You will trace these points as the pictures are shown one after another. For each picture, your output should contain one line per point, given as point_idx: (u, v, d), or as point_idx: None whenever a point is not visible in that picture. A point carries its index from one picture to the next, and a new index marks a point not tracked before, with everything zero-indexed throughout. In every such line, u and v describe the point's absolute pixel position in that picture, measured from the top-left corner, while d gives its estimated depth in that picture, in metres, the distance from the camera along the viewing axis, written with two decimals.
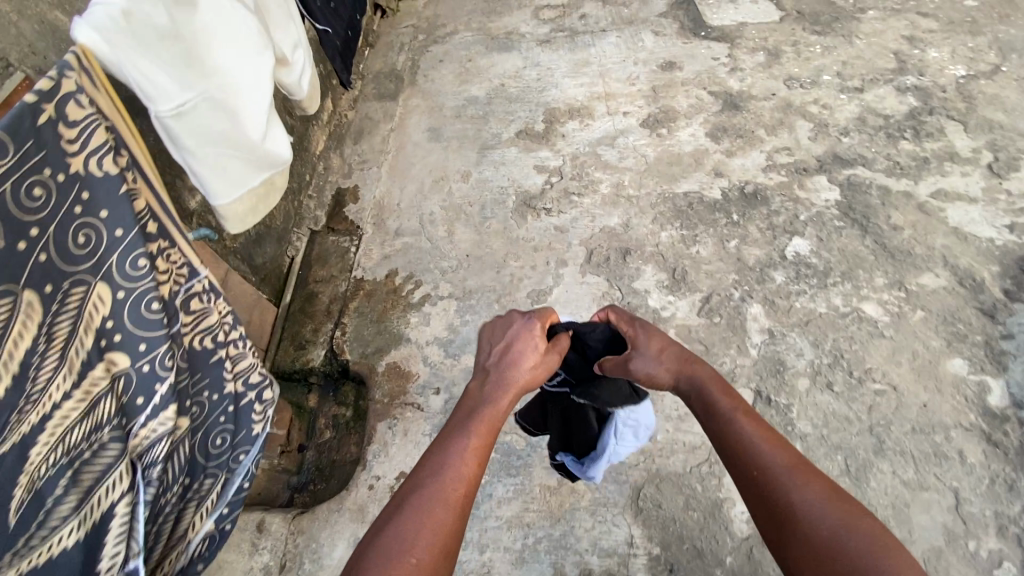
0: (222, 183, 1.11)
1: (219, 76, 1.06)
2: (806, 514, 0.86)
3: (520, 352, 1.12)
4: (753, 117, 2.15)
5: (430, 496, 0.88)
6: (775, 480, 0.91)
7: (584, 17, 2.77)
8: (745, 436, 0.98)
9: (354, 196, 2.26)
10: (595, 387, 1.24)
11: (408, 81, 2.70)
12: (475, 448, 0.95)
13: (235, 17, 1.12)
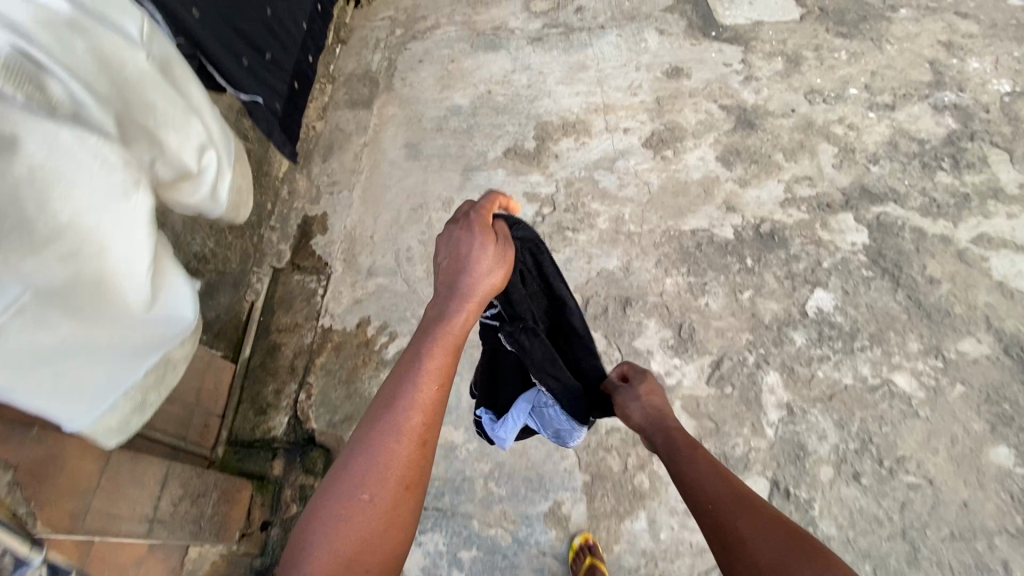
0: (72, 406, 0.81)
1: (51, 264, 0.68)
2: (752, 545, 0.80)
3: (467, 258, 0.91)
4: (770, 139, 1.91)
5: (383, 430, 0.82)
6: (722, 515, 0.85)
7: (579, 10, 2.47)
8: (701, 477, 0.93)
9: (323, 225, 2.01)
10: (527, 339, 1.02)
11: (383, 85, 2.41)
12: (432, 376, 0.86)
13: (75, 152, 0.70)
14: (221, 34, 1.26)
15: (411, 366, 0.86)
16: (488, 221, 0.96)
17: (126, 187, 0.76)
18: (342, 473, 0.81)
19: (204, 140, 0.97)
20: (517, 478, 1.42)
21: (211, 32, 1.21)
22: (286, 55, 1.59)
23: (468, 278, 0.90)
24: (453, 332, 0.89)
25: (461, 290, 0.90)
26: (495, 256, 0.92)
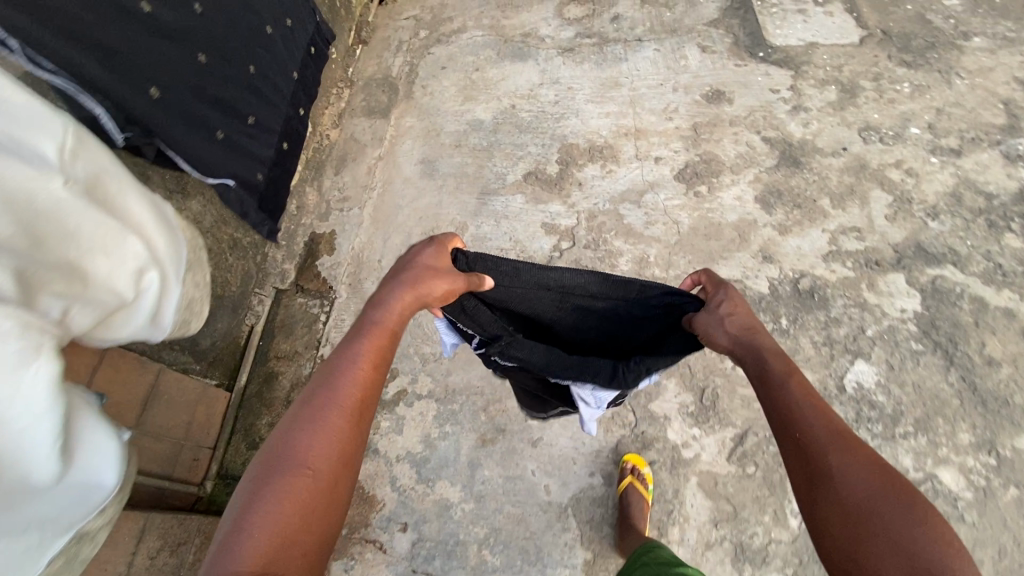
0: None
1: None
2: (854, 496, 0.72)
3: (422, 259, 0.96)
4: (817, 180, 1.74)
5: (318, 411, 0.81)
6: (823, 455, 0.76)
7: (616, 20, 2.32)
8: (796, 407, 0.81)
9: (330, 244, 1.93)
10: (517, 349, 1.05)
11: (403, 92, 2.29)
12: (370, 360, 0.87)
13: None
14: (186, 111, 1.24)
15: (347, 352, 0.87)
16: (442, 242, 1.00)
17: (24, 354, 0.58)
18: (274, 455, 0.78)
19: (143, 261, 0.78)
20: (518, 546, 1.35)
21: (172, 114, 1.20)
22: (271, 111, 1.58)
23: (414, 276, 0.93)
24: (392, 322, 0.92)
25: (408, 285, 0.93)
26: (445, 260, 0.97)
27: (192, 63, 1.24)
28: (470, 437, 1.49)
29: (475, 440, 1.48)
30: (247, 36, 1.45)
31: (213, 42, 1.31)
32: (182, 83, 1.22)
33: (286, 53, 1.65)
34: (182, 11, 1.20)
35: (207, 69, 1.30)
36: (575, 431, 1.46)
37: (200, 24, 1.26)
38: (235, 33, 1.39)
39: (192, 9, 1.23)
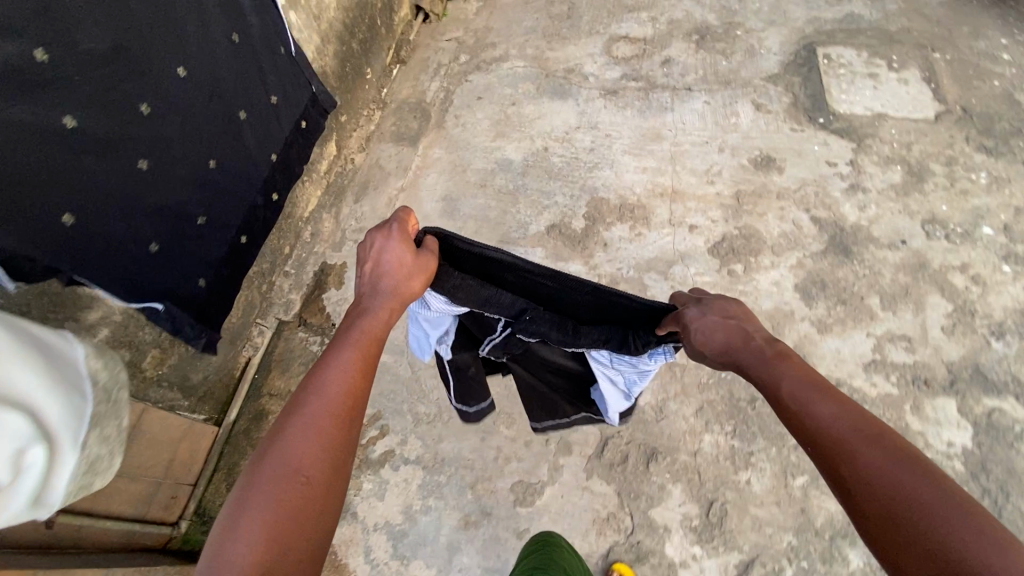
0: None
1: None
2: (880, 487, 0.62)
3: (387, 256, 0.91)
4: (868, 275, 1.57)
5: (308, 419, 0.78)
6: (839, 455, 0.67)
7: (667, 65, 2.19)
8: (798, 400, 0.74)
9: (339, 278, 1.86)
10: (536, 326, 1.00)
11: (434, 120, 2.21)
12: (356, 366, 0.84)
13: None
14: (116, 230, 1.00)
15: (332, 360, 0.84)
16: (408, 227, 0.95)
17: None
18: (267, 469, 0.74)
19: (25, 437, 0.60)
20: None
21: (91, 241, 0.95)
22: (239, 202, 1.32)
23: (393, 280, 0.89)
24: (374, 328, 0.89)
25: (387, 289, 0.90)
26: (417, 258, 0.92)
27: (125, 169, 1.00)
28: (453, 516, 1.40)
29: (457, 520, 1.40)
30: (215, 122, 1.19)
31: (164, 138, 1.07)
32: (114, 197, 0.98)
33: (271, 130, 1.40)
34: (115, 111, 0.96)
35: (152, 173, 1.06)
36: (565, 528, 1.36)
37: (146, 122, 1.02)
38: (198, 122, 1.15)
39: (135, 105, 1.00)
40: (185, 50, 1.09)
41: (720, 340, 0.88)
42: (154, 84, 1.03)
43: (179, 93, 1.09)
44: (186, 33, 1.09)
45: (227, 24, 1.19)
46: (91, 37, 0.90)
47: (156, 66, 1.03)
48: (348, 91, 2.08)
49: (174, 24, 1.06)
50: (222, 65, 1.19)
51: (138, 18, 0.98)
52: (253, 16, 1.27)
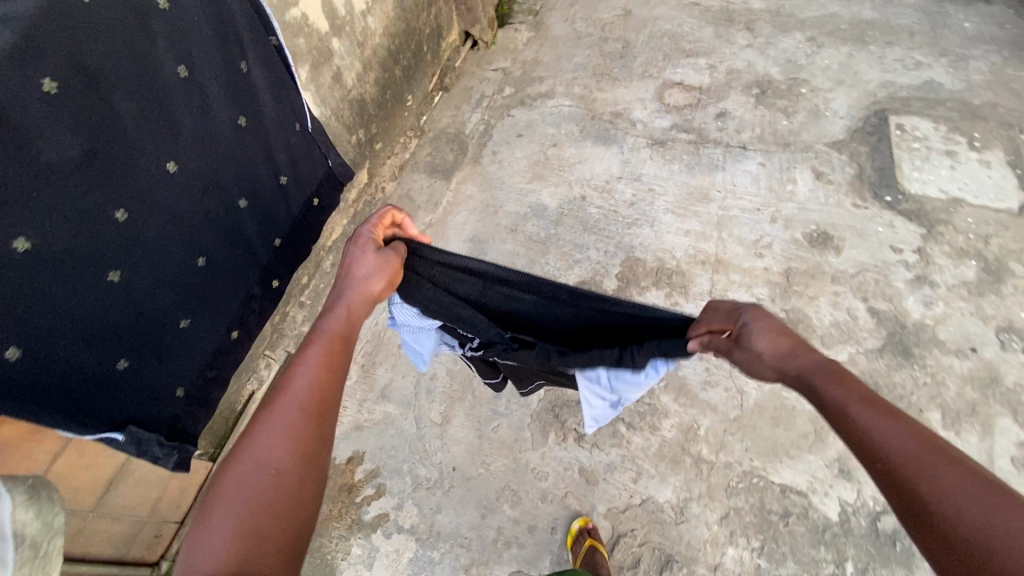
0: None
1: None
2: (966, 520, 0.52)
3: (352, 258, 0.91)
4: (930, 384, 1.41)
5: (277, 416, 0.72)
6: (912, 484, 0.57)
7: (723, 118, 2.06)
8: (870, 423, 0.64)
9: None
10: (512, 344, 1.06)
11: (471, 154, 2.13)
12: (325, 359, 0.79)
13: None
14: (60, 374, 0.75)
15: (300, 357, 0.79)
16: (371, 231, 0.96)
17: None
18: (235, 473, 0.67)
19: None
20: None
21: (16, 404, 0.70)
22: (235, 311, 1.04)
23: (355, 279, 0.89)
24: (344, 323, 0.85)
25: (351, 287, 0.88)
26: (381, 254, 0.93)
27: (87, 294, 0.75)
28: None
29: None
30: (212, 224, 0.93)
31: (141, 250, 0.81)
32: (72, 332, 0.73)
33: (283, 219, 1.10)
34: (74, 230, 0.71)
35: (123, 295, 0.80)
36: None
37: (119, 235, 0.77)
38: (191, 226, 0.89)
39: (104, 214, 0.75)
40: (180, 143, 0.83)
41: (767, 358, 0.78)
42: (132, 188, 0.78)
43: (167, 196, 0.83)
44: (182, 123, 0.83)
45: (234, 105, 0.91)
46: (51, 146, 0.67)
47: (137, 165, 0.78)
48: (386, 117, 2.01)
49: (167, 113, 0.81)
50: (228, 158, 0.92)
51: (118, 114, 0.74)
52: (275, 101, 1.00)
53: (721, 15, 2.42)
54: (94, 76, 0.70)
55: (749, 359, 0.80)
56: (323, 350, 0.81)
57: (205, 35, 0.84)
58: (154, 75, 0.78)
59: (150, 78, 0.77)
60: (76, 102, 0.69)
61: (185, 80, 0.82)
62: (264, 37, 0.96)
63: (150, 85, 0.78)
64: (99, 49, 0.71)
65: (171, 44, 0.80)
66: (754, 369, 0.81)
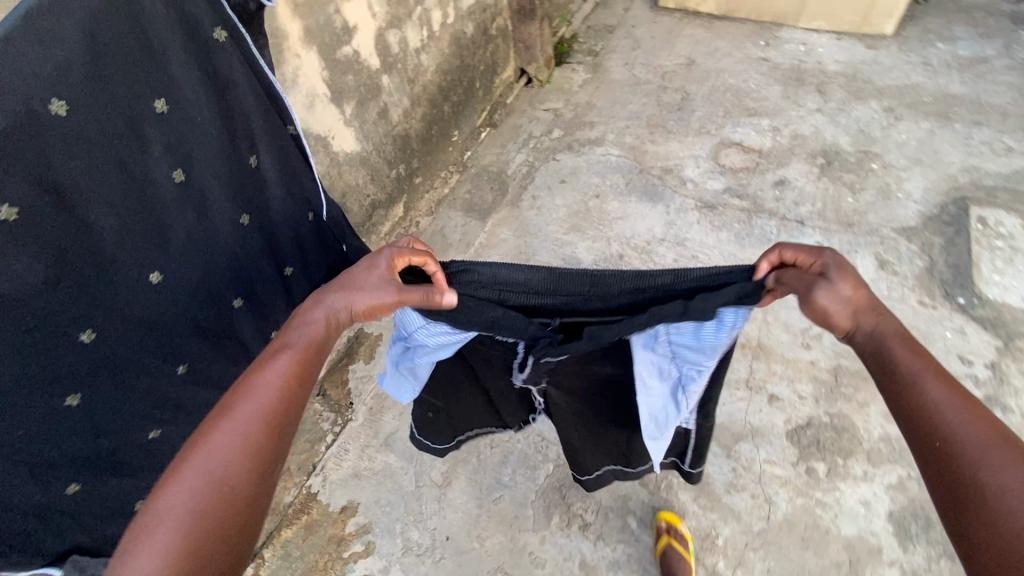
0: None
1: None
2: (1011, 504, 0.58)
3: (356, 274, 0.85)
4: None
5: (233, 426, 0.72)
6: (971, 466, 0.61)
7: (781, 187, 1.93)
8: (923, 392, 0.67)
9: (370, 350, 1.72)
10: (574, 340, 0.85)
11: (510, 196, 2.07)
12: (293, 373, 0.78)
13: None
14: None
15: (267, 364, 0.77)
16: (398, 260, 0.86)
17: None
18: (174, 491, 0.66)
19: None
20: None
21: None
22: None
23: (351, 297, 0.83)
24: (315, 339, 0.82)
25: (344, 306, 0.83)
26: (382, 279, 0.84)
27: (31, 419, 0.71)
28: None
29: None
30: (195, 329, 0.87)
31: (104, 368, 0.76)
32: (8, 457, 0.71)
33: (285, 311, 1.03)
34: (26, 357, 0.67)
35: (83, 414, 0.76)
36: None
37: (83, 356, 0.73)
38: (172, 333, 0.84)
39: (66, 337, 0.70)
40: (167, 255, 0.77)
41: (842, 303, 0.72)
42: (105, 306, 0.73)
43: (146, 309, 0.78)
44: (171, 232, 0.77)
45: (236, 206, 0.84)
46: (9, 273, 0.63)
47: (108, 286, 0.72)
48: (429, 151, 1.98)
49: (154, 225, 0.75)
50: (222, 259, 0.86)
51: (92, 232, 0.68)
52: (287, 195, 0.92)
53: (792, 74, 2.29)
54: (66, 194, 0.65)
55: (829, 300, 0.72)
56: (289, 365, 0.78)
57: (207, 137, 0.77)
58: (142, 190, 0.72)
59: (136, 190, 0.71)
60: (42, 217, 0.63)
61: (179, 186, 0.76)
62: (282, 129, 0.87)
63: (135, 200, 0.71)
64: (75, 169, 0.64)
65: (167, 150, 0.73)
66: (831, 317, 0.73)
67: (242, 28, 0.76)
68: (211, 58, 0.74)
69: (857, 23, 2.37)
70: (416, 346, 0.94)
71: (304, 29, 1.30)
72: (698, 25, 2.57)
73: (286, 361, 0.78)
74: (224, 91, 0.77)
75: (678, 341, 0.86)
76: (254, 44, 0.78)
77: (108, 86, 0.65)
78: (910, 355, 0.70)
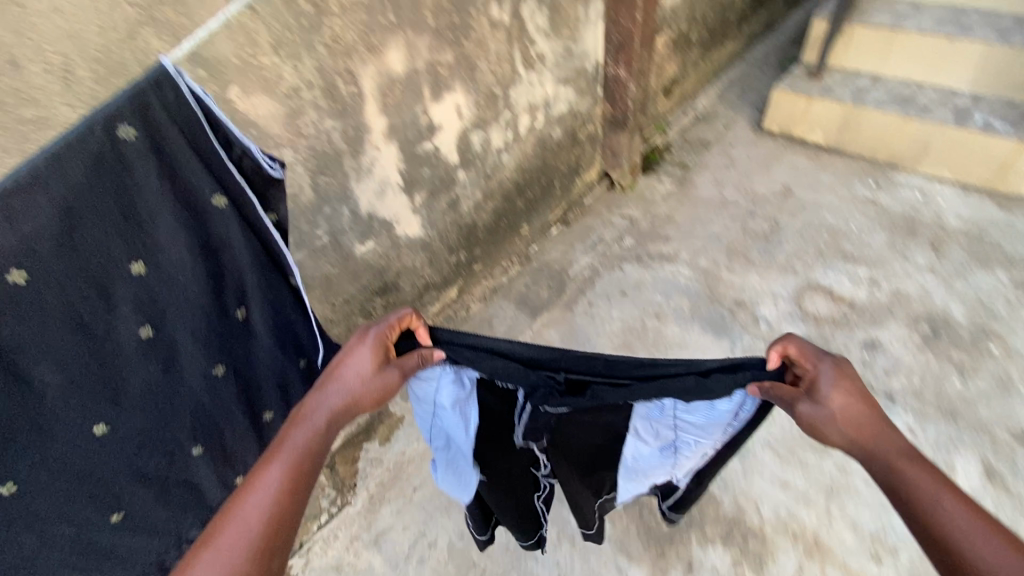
0: None
1: None
2: None
3: (348, 368, 0.82)
4: None
5: (223, 548, 0.65)
6: None
7: (871, 350, 1.71)
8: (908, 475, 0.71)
9: (387, 433, 1.65)
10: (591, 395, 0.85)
11: (567, 298, 2.00)
12: (289, 482, 0.71)
13: None
14: None
15: (260, 472, 0.71)
16: (391, 332, 0.87)
17: None
18: None
19: None
20: None
21: None
22: (156, 552, 0.99)
23: (346, 396, 0.80)
24: (314, 441, 0.77)
25: (339, 404, 0.80)
26: (380, 366, 0.83)
27: None
28: None
29: None
30: (138, 476, 0.87)
31: (27, 513, 0.77)
32: None
33: (248, 455, 1.02)
34: None
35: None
36: None
37: (4, 503, 0.75)
38: (112, 480, 0.85)
39: None
40: (116, 408, 0.79)
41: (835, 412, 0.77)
42: (36, 453, 0.75)
43: (82, 457, 0.79)
44: (127, 383, 0.79)
45: (206, 361, 0.86)
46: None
47: (43, 437, 0.74)
48: (495, 242, 1.99)
49: (109, 378, 0.77)
50: (184, 409, 0.87)
51: (34, 387, 0.70)
52: (274, 344, 0.93)
53: (903, 222, 2.08)
54: (11, 355, 0.67)
55: (813, 411, 0.78)
56: (286, 469, 0.72)
57: (185, 294, 0.80)
58: (101, 348, 0.74)
59: (95, 348, 0.73)
60: None
61: (145, 341, 0.78)
62: (277, 284, 0.89)
63: (93, 357, 0.74)
64: (26, 336, 0.68)
65: (136, 308, 0.76)
66: (824, 430, 0.77)
67: (246, 192, 0.80)
68: (204, 222, 0.78)
69: (989, 179, 2.14)
70: (445, 411, 0.94)
71: (389, 125, 1.35)
72: (801, 153, 2.44)
73: (283, 465, 0.72)
74: (215, 251, 0.81)
75: (683, 415, 0.95)
76: (259, 207, 0.81)
77: (82, 256, 0.69)
78: (918, 465, 0.71)
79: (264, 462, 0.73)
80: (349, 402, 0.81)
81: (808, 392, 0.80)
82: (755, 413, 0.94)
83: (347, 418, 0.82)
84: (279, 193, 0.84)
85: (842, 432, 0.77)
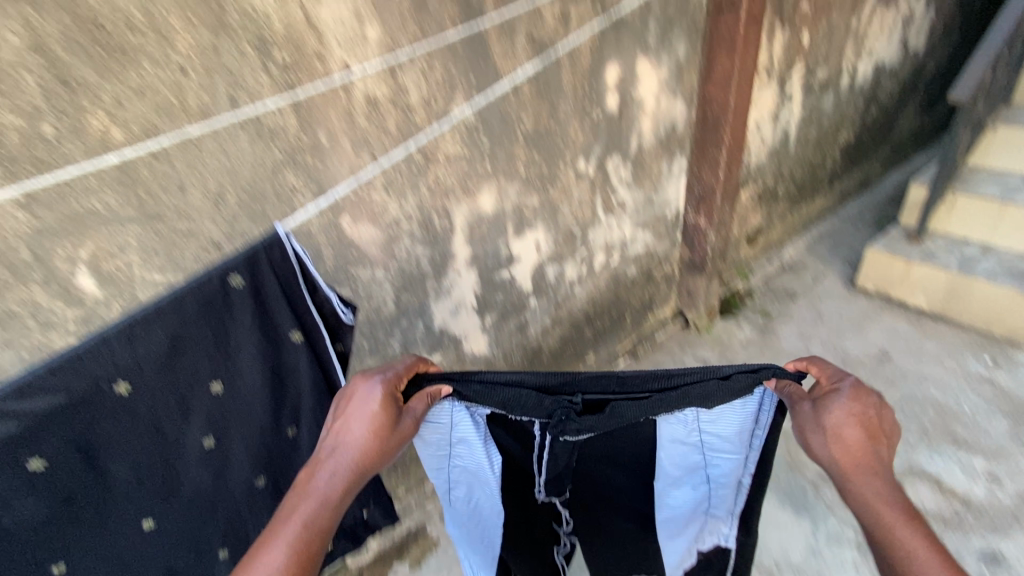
0: None
1: None
2: None
3: (353, 425, 0.79)
4: None
5: None
6: None
7: (993, 564, 1.46)
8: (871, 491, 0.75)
9: (420, 556, 1.58)
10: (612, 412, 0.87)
11: None
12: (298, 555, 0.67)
13: None
14: None
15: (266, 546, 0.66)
16: (393, 379, 0.86)
17: None
18: None
19: None
20: None
21: None
22: None
23: (356, 454, 0.77)
24: (320, 510, 0.72)
25: (348, 464, 0.77)
26: (389, 417, 0.81)
27: None
28: None
29: None
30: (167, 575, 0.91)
31: None
32: None
33: None
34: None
35: None
36: None
37: None
38: None
39: (42, 568, 0.78)
40: (167, 506, 0.86)
41: (828, 425, 0.79)
42: (92, 541, 0.81)
43: (126, 548, 0.85)
44: (182, 484, 0.87)
45: (252, 470, 0.95)
46: (15, 512, 0.72)
47: (100, 526, 0.81)
48: (559, 367, 1.99)
49: (169, 477, 0.85)
50: (222, 513, 0.94)
51: (106, 481, 0.79)
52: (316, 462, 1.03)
53: None
54: (94, 452, 0.76)
55: (807, 416, 0.82)
56: (290, 544, 0.67)
57: (250, 412, 0.91)
58: (170, 450, 0.84)
59: (165, 451, 0.83)
60: (67, 468, 0.74)
61: (206, 449, 0.87)
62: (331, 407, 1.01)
63: (161, 458, 0.83)
64: (115, 439, 0.78)
65: (207, 421, 0.86)
66: (810, 438, 0.81)
67: (320, 330, 0.93)
68: (281, 352, 0.91)
69: None
70: (461, 449, 0.98)
71: (472, 254, 1.48)
72: (900, 316, 2.28)
73: (287, 539, 0.68)
74: (283, 375, 0.93)
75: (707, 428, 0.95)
76: (329, 342, 0.94)
77: (178, 375, 0.80)
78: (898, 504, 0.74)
79: (267, 534, 0.68)
80: (356, 462, 0.77)
81: (815, 400, 0.82)
82: (777, 415, 0.92)
83: (358, 478, 0.77)
84: (351, 334, 0.97)
85: (827, 445, 0.79)
